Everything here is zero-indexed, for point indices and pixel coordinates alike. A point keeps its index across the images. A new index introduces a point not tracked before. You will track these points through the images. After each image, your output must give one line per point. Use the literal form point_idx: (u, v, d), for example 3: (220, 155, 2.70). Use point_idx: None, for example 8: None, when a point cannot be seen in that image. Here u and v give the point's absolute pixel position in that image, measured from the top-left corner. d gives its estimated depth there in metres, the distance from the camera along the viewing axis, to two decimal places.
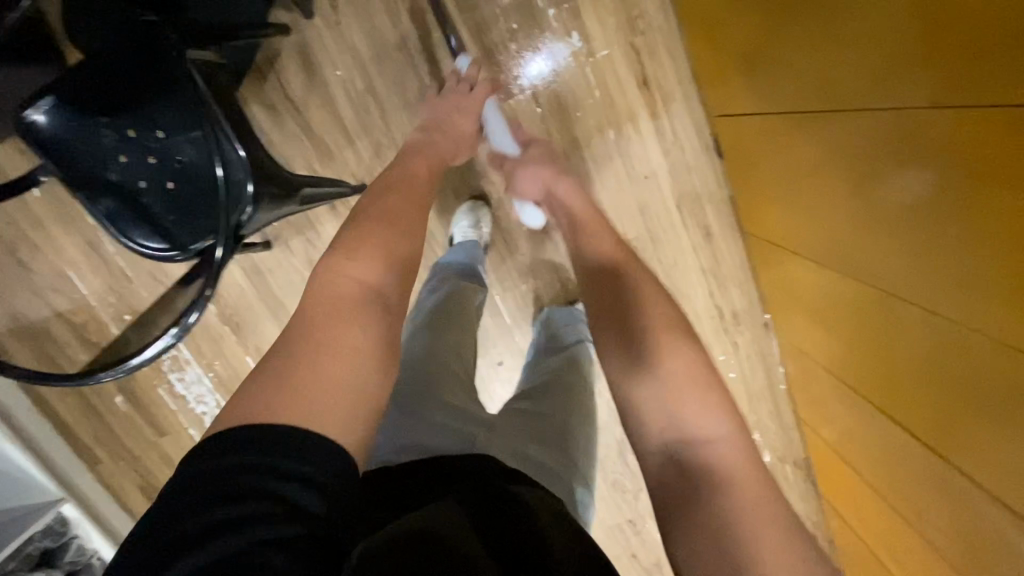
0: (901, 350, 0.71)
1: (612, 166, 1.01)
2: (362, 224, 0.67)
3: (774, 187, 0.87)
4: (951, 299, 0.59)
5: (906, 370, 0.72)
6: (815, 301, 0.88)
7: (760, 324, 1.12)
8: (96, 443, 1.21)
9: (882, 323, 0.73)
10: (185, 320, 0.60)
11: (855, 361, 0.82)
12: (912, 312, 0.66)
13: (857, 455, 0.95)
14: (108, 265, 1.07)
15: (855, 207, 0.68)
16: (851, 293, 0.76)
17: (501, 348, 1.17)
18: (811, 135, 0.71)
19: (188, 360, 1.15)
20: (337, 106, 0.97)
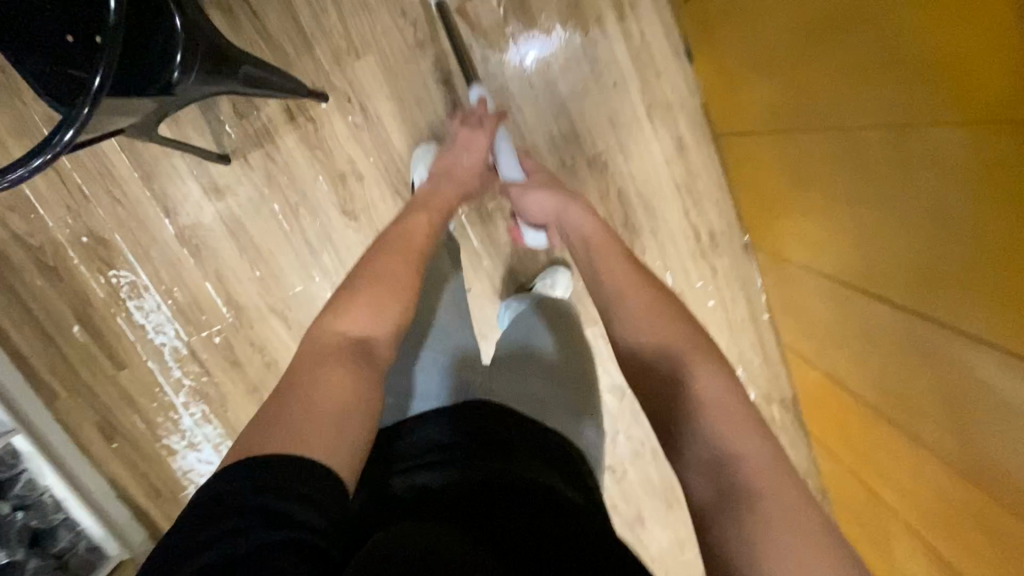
0: (885, 223, 0.70)
1: (580, 74, 0.98)
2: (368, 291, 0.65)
3: (749, 100, 0.88)
4: (957, 191, 0.59)
5: (893, 245, 0.70)
6: (798, 214, 0.88)
7: (738, 247, 1.08)
8: (53, 378, 1.17)
9: (864, 202, 0.72)
10: (63, 140, 0.54)
11: (844, 264, 0.81)
12: (896, 169, 0.66)
13: (852, 368, 0.88)
14: (65, 182, 1.05)
15: (828, 77, 0.70)
16: (836, 179, 0.76)
17: (468, 273, 1.10)
18: (782, 18, 0.74)
19: (146, 286, 1.11)
20: (294, 8, 0.95)
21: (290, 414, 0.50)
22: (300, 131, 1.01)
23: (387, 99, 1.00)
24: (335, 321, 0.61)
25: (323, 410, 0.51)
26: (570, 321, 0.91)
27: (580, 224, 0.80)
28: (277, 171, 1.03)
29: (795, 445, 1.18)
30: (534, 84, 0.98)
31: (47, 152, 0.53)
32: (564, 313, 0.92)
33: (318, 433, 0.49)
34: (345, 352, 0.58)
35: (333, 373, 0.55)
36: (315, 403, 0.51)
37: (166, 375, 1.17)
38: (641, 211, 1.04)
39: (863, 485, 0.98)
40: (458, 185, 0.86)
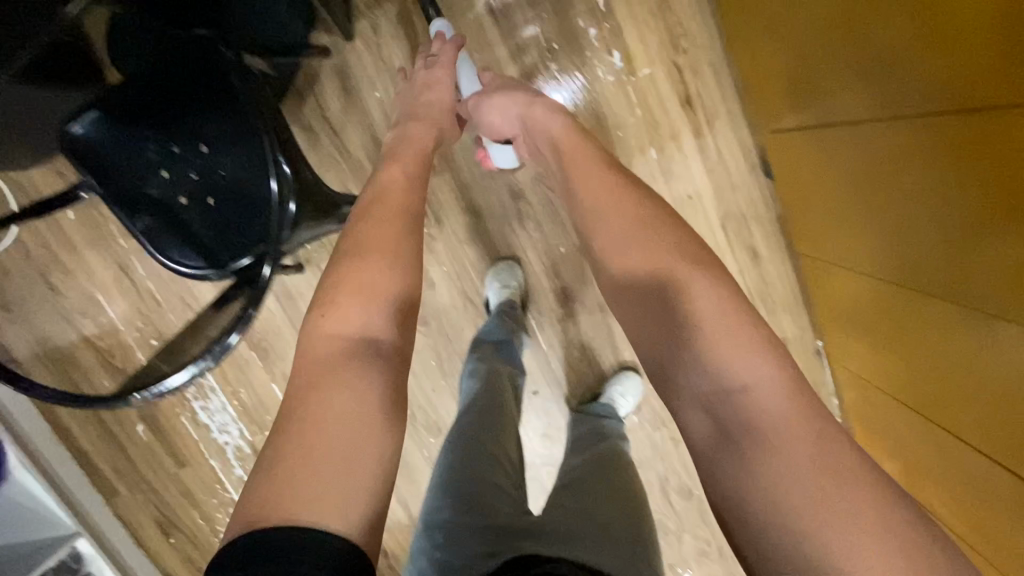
0: (953, 358, 0.71)
1: (654, 183, 0.98)
2: (337, 263, 0.60)
3: (816, 211, 0.89)
4: (1001, 313, 0.60)
5: (963, 379, 0.70)
6: (867, 322, 0.88)
7: (811, 352, 1.07)
8: (114, 475, 1.15)
9: (934, 334, 0.73)
10: (228, 340, 0.58)
11: (915, 382, 0.81)
12: (963, 315, 0.66)
13: (935, 490, 0.86)
14: (138, 289, 1.05)
15: (892, 216, 0.72)
16: (904, 305, 0.77)
17: (536, 375, 1.10)
18: (846, 154, 0.76)
19: (213, 387, 1.11)
20: (374, 126, 0.95)
21: (294, 467, 0.45)
22: None
23: (461, 213, 1.04)
24: (323, 323, 0.56)
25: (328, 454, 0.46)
26: (624, 455, 0.86)
27: (549, 127, 0.72)
28: None
29: None
30: None
31: (207, 357, 0.57)
32: (621, 451, 0.87)
33: (324, 486, 0.45)
34: (344, 355, 0.53)
35: (323, 381, 0.51)
36: (320, 447, 0.47)
37: (228, 472, 1.16)
38: None
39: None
40: (428, 123, 0.78)
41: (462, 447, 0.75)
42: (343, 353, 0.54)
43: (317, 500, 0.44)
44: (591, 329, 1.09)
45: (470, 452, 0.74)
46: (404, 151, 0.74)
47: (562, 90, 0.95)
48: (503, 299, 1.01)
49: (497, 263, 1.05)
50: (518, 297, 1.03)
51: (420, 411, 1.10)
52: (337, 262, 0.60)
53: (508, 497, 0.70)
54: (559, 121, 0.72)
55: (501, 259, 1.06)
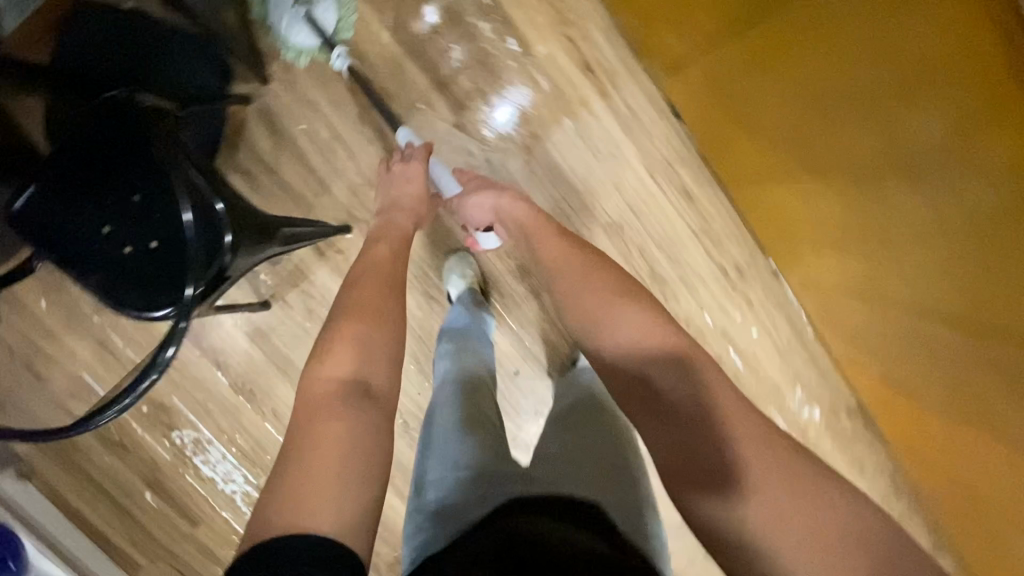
0: (903, 233, 0.77)
1: (576, 150, 1.04)
2: (336, 323, 0.69)
3: (738, 137, 0.96)
4: (936, 178, 0.69)
5: (915, 251, 0.77)
6: (808, 229, 0.94)
7: (768, 274, 1.10)
8: (133, 548, 1.17)
9: (880, 217, 0.79)
10: (164, 357, 0.57)
11: (865, 271, 0.86)
12: (913, 186, 0.73)
13: (905, 372, 0.91)
14: (120, 361, 1.09)
15: (830, 110, 0.78)
16: (844, 199, 0.83)
17: (514, 355, 1.13)
18: (773, 67, 0.83)
19: (209, 440, 1.13)
20: (305, 157, 1.01)
21: (290, 481, 0.53)
22: (329, 262, 1.06)
23: None
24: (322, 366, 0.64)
25: (325, 469, 0.54)
26: (605, 401, 0.87)
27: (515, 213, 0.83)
28: (315, 305, 1.08)
29: (872, 449, 1.17)
30: (536, 173, 1.04)
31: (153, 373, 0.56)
32: (601, 395, 0.89)
33: (316, 495, 0.52)
34: (336, 396, 0.61)
35: (324, 414, 0.59)
36: (315, 464, 0.55)
37: (242, 520, 1.17)
38: (667, 263, 1.09)
39: (938, 465, 0.96)
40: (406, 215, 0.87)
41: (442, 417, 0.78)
42: (336, 392, 0.62)
43: (312, 507, 0.50)
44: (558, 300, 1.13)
45: (453, 427, 0.77)
46: (388, 235, 0.84)
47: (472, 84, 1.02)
48: (463, 289, 1.05)
49: (450, 255, 1.09)
50: (478, 284, 1.08)
51: (411, 416, 1.12)
52: (338, 320, 0.69)
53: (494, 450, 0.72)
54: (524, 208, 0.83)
55: (455, 251, 1.10)
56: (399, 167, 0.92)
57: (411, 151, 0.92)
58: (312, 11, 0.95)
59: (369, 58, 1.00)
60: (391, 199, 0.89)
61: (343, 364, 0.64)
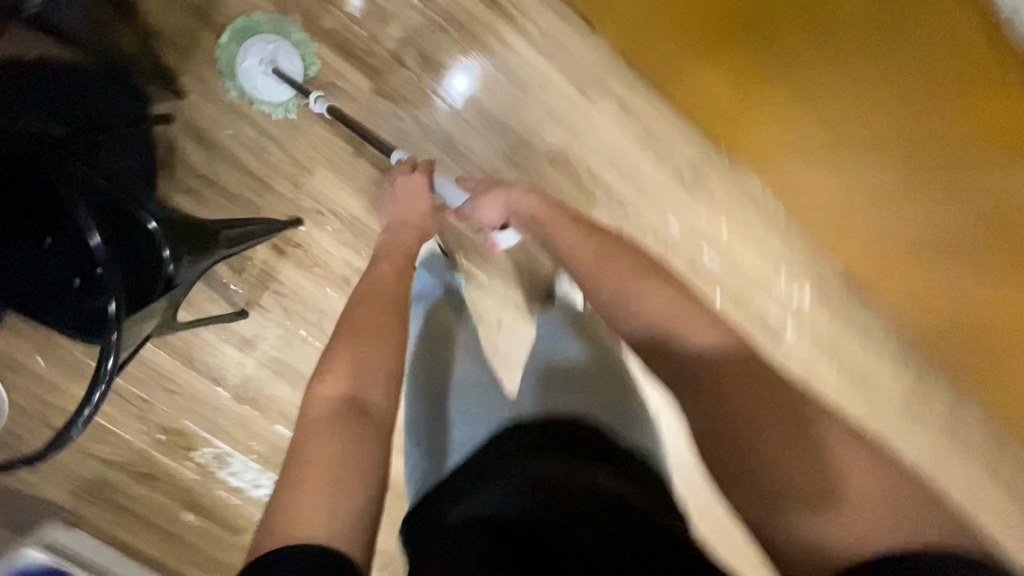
0: (843, 97, 0.84)
1: (503, 89, 1.04)
2: (339, 345, 0.69)
3: (660, 46, 0.98)
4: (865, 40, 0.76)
5: (861, 109, 0.84)
6: (749, 117, 1.00)
7: (719, 165, 1.12)
8: (188, 567, 1.22)
9: (819, 89, 0.86)
10: (110, 364, 0.57)
11: (819, 140, 0.93)
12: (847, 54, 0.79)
13: (872, 219, 1.00)
14: (125, 399, 1.12)
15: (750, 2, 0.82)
16: (784, 80, 0.88)
17: (493, 307, 1.13)
18: None
19: (230, 453, 1.18)
20: (241, 160, 1.02)
21: (290, 486, 0.56)
22: (293, 258, 1.07)
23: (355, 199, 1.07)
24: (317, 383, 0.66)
25: (321, 475, 0.57)
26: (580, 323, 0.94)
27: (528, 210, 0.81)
28: (291, 303, 1.10)
29: (857, 311, 1.20)
30: (470, 120, 1.04)
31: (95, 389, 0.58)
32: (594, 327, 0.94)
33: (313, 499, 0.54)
34: (333, 412, 0.62)
35: (321, 431, 0.61)
36: (311, 470, 0.57)
37: None
38: (617, 178, 1.09)
39: (910, 290, 1.09)
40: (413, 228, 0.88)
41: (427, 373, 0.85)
42: (333, 410, 0.63)
43: (309, 513, 0.53)
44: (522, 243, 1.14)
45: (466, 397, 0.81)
46: (394, 252, 0.85)
47: (384, 47, 1.00)
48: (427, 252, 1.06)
49: None
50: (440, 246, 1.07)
51: None
52: (343, 341, 0.69)
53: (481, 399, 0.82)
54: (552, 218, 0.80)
55: None
56: (401, 182, 0.92)
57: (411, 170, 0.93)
58: (277, 64, 0.96)
59: None
60: (397, 216, 0.90)
61: (338, 383, 0.65)
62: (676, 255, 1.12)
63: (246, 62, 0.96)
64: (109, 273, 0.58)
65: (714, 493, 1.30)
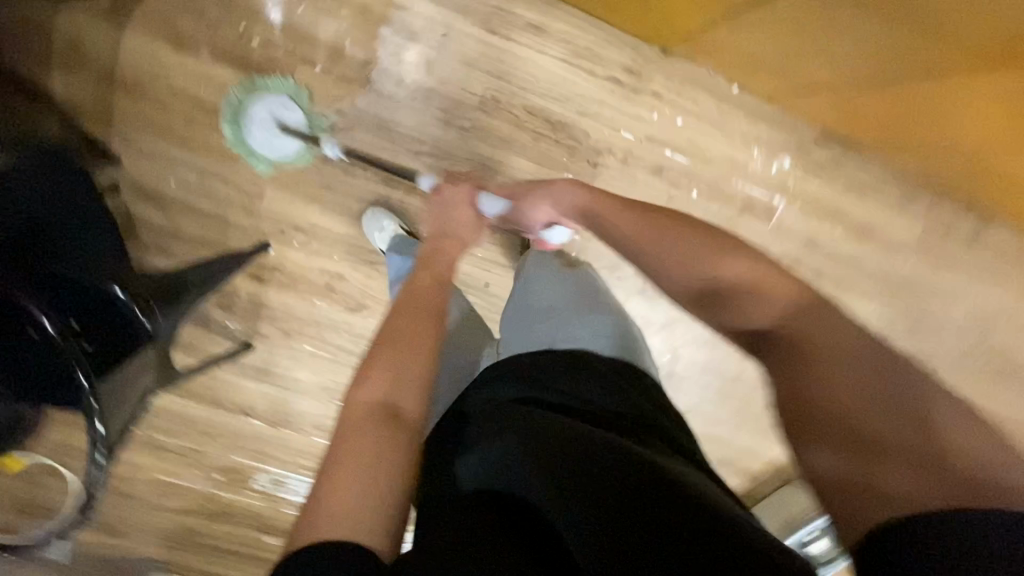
0: None
1: (413, 54, 1.02)
2: (376, 349, 0.66)
3: None
4: None
5: None
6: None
7: (657, 58, 1.07)
8: None
9: None
10: (93, 429, 0.62)
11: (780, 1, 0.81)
12: None
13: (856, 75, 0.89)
14: (176, 450, 1.20)
15: None
16: None
17: (476, 272, 1.13)
18: None
19: (283, 473, 1.25)
20: (194, 203, 1.04)
21: (325, 487, 0.52)
22: (275, 281, 1.10)
23: (312, 208, 1.08)
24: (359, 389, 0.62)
25: (360, 474, 0.53)
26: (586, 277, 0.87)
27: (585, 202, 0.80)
28: (289, 323, 1.13)
29: (846, 163, 1.13)
30: (392, 93, 1.04)
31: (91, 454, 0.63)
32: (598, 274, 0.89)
33: (348, 498, 0.51)
34: (368, 412, 0.59)
35: (359, 431, 0.57)
36: (348, 470, 0.53)
37: None
38: (555, 106, 1.06)
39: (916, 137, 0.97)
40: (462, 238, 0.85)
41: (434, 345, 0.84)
42: (370, 410, 0.59)
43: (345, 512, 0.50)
44: None
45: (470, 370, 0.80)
46: (438, 262, 0.82)
47: (286, 51, 1.01)
48: (392, 238, 1.04)
49: (364, 213, 1.08)
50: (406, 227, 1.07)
51: None
52: (381, 344, 0.66)
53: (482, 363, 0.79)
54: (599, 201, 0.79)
55: (368, 208, 1.08)
56: (449, 194, 0.89)
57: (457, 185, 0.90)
58: (280, 118, 1.02)
59: (188, 84, 1.00)
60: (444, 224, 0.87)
61: (377, 386, 0.61)
62: (637, 164, 1.09)
63: (257, 133, 1.01)
64: (69, 350, 0.64)
65: (746, 389, 1.29)
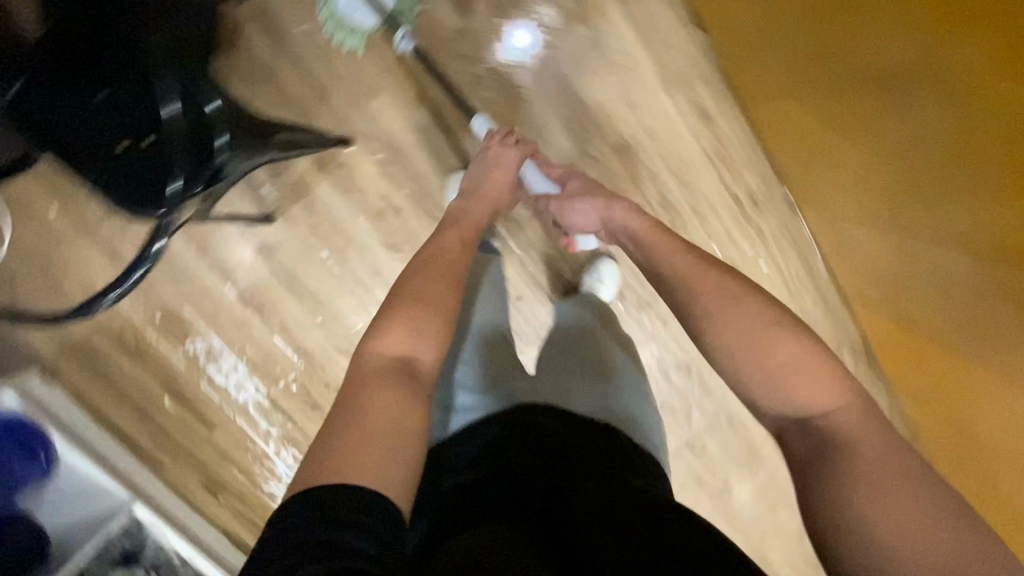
0: (915, 180, 0.81)
1: (590, 62, 1.01)
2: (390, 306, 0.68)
3: (766, 89, 0.98)
4: (963, 138, 0.72)
5: (921, 194, 0.81)
6: (826, 180, 0.98)
7: (782, 204, 1.09)
8: (155, 449, 1.24)
9: (885, 166, 0.84)
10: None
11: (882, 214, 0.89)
12: (916, 146, 0.79)
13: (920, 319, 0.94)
14: (132, 269, 1.11)
15: (834, 65, 0.84)
16: (854, 153, 0.88)
17: (518, 281, 1.12)
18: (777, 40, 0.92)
19: (221, 350, 1.18)
20: (305, 61, 0.98)
21: (342, 433, 0.55)
22: (333, 177, 1.05)
23: (412, 132, 1.03)
24: (368, 350, 0.64)
25: (373, 427, 0.57)
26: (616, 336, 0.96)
27: (630, 225, 0.82)
28: (319, 222, 1.07)
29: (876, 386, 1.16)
30: (546, 85, 1.01)
31: None
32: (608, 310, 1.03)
33: (365, 454, 0.54)
34: (388, 372, 0.62)
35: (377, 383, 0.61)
36: (364, 422, 0.57)
37: (255, 428, 1.24)
38: (678, 188, 1.05)
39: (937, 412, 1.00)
40: (489, 202, 0.86)
41: (464, 352, 0.86)
42: (389, 367, 0.63)
43: (357, 466, 0.52)
44: None
45: (482, 381, 0.82)
46: (464, 223, 0.82)
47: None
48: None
49: (457, 170, 1.05)
50: None
51: None
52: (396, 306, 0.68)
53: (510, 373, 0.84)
54: (637, 220, 0.82)
55: (461, 166, 1.05)
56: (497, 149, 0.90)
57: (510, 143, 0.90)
58: None
59: None
60: (476, 182, 0.88)
61: (404, 342, 0.65)
62: None
63: None
64: None
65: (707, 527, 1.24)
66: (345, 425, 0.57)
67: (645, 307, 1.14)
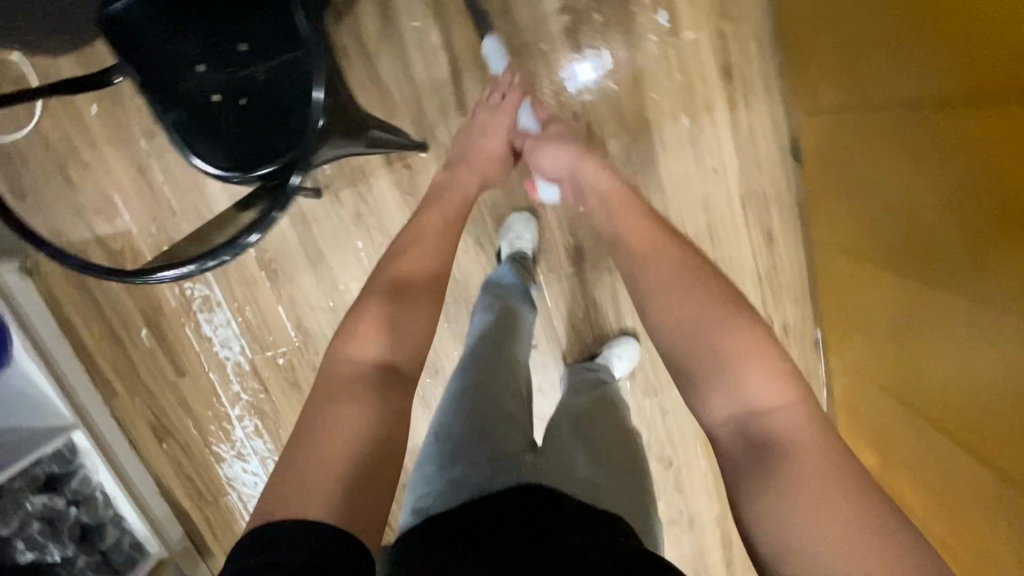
0: (922, 351, 0.78)
1: (681, 153, 0.99)
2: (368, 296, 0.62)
3: (838, 205, 0.94)
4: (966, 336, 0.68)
5: (925, 367, 0.78)
6: (862, 316, 0.94)
7: (809, 342, 1.10)
8: (114, 374, 1.18)
9: (906, 328, 0.81)
10: (246, 240, 0.64)
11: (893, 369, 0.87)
12: (931, 321, 0.75)
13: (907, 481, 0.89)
14: (153, 193, 1.04)
15: (886, 207, 0.80)
16: (889, 298, 0.84)
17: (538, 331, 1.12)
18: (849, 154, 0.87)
19: (219, 301, 1.12)
20: (408, 56, 0.95)
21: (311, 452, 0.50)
22: (394, 173, 1.02)
23: None
24: (345, 348, 0.58)
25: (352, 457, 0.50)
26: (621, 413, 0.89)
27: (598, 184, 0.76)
28: (366, 213, 1.05)
29: None
30: (630, 161, 1.00)
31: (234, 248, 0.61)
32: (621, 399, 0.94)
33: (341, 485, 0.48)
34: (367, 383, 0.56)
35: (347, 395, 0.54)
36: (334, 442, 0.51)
37: (225, 387, 1.18)
38: None
39: None
40: (475, 171, 0.82)
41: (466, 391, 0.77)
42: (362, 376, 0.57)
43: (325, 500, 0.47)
44: (613, 291, 1.11)
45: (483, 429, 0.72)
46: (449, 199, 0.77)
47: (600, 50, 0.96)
48: (514, 251, 1.03)
49: (520, 212, 1.07)
50: (526, 252, 1.04)
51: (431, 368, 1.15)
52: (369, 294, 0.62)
53: (516, 424, 0.74)
54: (607, 183, 0.76)
55: (528, 211, 1.07)
56: (485, 115, 0.86)
57: (503, 92, 0.87)
58: None
59: None
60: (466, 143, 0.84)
61: None
62: None
63: None
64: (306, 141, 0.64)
65: None
66: (309, 449, 0.51)
67: (647, 391, 1.16)
